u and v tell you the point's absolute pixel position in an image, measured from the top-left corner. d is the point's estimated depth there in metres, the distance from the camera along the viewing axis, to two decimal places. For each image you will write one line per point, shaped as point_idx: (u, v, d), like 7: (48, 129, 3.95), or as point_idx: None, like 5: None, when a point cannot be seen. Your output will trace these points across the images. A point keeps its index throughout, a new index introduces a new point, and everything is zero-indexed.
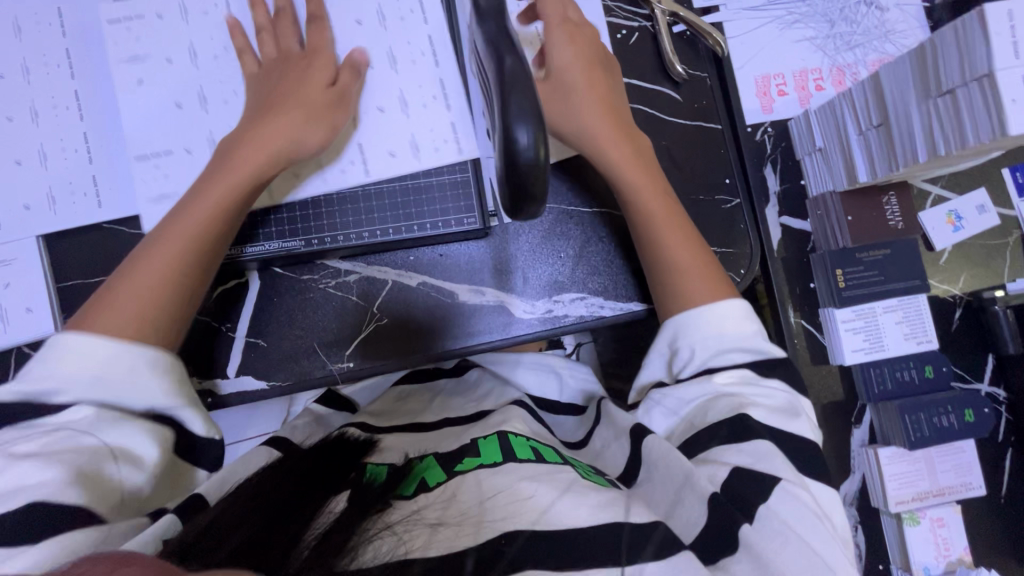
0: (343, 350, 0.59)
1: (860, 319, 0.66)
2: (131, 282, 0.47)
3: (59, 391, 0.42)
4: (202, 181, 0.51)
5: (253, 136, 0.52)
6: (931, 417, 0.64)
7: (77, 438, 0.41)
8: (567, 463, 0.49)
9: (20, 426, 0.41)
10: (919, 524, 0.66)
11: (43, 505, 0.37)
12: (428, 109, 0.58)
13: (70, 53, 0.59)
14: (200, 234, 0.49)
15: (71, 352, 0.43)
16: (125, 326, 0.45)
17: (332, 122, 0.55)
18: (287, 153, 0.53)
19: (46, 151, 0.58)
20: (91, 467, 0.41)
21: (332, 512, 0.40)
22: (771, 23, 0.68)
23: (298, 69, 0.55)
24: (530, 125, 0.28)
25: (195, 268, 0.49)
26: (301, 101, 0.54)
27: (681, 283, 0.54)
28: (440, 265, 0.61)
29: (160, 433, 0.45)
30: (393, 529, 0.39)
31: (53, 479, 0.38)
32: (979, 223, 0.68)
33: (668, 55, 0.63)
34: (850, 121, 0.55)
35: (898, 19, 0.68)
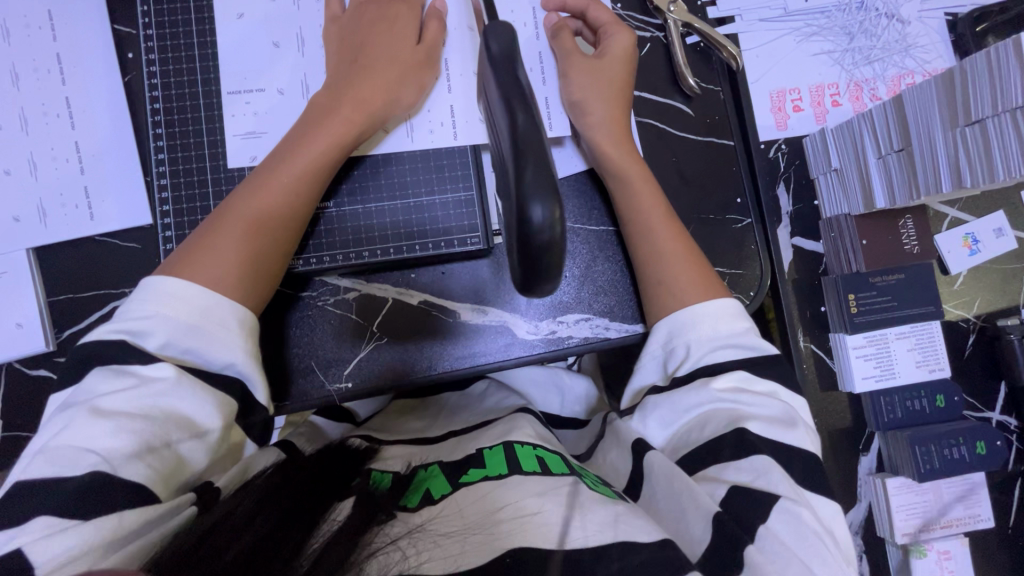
0: (342, 369, 0.58)
1: (872, 345, 0.64)
2: (223, 235, 0.46)
3: (150, 335, 0.41)
4: (289, 140, 0.50)
5: (355, 92, 0.52)
6: (942, 449, 0.63)
7: (157, 397, 0.39)
8: (575, 474, 0.46)
9: (104, 369, 0.40)
10: (927, 556, 0.66)
11: (101, 477, 0.35)
12: (435, 135, 0.57)
13: (61, 59, 0.57)
14: (291, 188, 0.49)
15: (161, 308, 0.42)
16: (221, 278, 0.44)
17: (419, 80, 0.55)
18: (387, 109, 0.53)
19: (36, 160, 0.56)
20: (160, 438, 0.38)
21: (337, 520, 0.36)
22: (787, 34, 0.66)
23: (383, 26, 0.54)
24: (546, 203, 0.28)
25: (285, 224, 0.49)
26: (396, 60, 0.53)
27: (669, 292, 0.53)
28: (442, 284, 0.59)
29: (228, 405, 0.42)
30: (397, 544, 0.35)
31: (118, 447, 0.36)
32: (996, 246, 0.67)
33: (681, 67, 0.61)
34: (869, 144, 0.54)
35: (919, 33, 0.66)
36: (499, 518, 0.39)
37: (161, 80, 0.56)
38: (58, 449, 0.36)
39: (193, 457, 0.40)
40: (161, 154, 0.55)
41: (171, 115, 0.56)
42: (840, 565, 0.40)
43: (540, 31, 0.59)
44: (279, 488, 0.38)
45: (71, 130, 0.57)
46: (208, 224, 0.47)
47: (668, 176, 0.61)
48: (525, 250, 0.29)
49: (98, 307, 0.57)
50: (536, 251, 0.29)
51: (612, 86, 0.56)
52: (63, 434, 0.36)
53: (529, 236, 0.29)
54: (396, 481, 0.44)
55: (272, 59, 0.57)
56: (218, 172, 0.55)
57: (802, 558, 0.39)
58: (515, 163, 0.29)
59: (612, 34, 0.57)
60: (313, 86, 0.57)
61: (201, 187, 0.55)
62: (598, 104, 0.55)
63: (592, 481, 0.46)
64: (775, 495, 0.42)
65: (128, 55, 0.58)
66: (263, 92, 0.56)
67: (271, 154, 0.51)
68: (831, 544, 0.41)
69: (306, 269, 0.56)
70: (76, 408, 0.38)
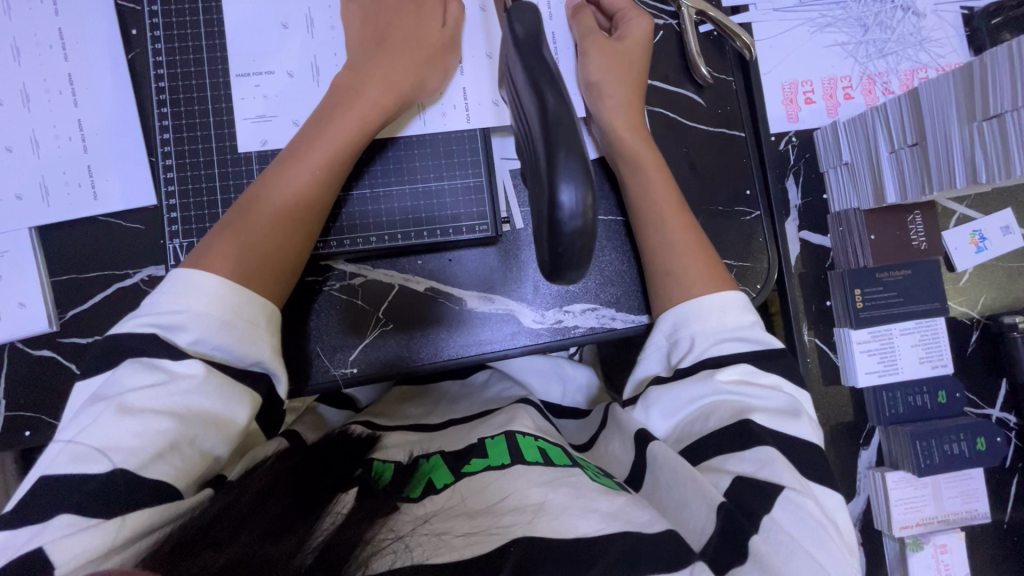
0: (347, 355, 0.57)
1: (876, 340, 0.65)
2: (253, 223, 0.46)
3: (183, 330, 0.40)
4: (313, 127, 0.50)
5: (382, 76, 0.51)
6: (942, 445, 0.63)
7: (185, 394, 0.39)
8: (577, 465, 0.46)
9: (135, 362, 0.39)
10: (922, 549, 0.66)
11: (127, 477, 0.35)
12: (448, 118, 0.57)
13: (63, 34, 0.56)
14: (320, 173, 0.48)
15: (196, 304, 0.41)
16: (253, 266, 0.45)
17: (443, 64, 0.54)
18: (414, 93, 0.53)
19: (38, 138, 0.55)
20: (187, 437, 0.38)
21: (339, 512, 0.37)
22: (802, 25, 0.65)
23: (408, 10, 0.54)
24: (578, 186, 0.28)
25: (314, 211, 0.49)
26: (419, 45, 0.53)
27: (676, 284, 0.53)
28: (449, 271, 0.59)
29: (254, 400, 0.42)
30: (404, 539, 0.36)
31: (145, 448, 0.36)
32: (1003, 243, 0.67)
33: (694, 56, 0.60)
34: (882, 138, 0.53)
35: (934, 26, 0.65)
36: (504, 507, 0.40)
37: (165, 58, 0.55)
38: (86, 445, 0.36)
39: (218, 452, 0.40)
40: (166, 135, 0.55)
41: (177, 95, 0.55)
42: (842, 555, 0.40)
43: (554, 12, 0.58)
44: (282, 478, 0.38)
45: (74, 108, 0.56)
46: (236, 211, 0.47)
47: (678, 166, 0.61)
48: (556, 238, 0.29)
49: (102, 288, 0.56)
50: (567, 237, 0.29)
51: (629, 72, 0.55)
52: (90, 429, 0.36)
53: (561, 223, 0.28)
54: (398, 472, 0.44)
55: (281, 39, 0.56)
56: (225, 154, 0.55)
57: (805, 549, 0.39)
58: (546, 151, 0.29)
59: (630, 18, 0.56)
60: (323, 68, 0.56)
61: (207, 168, 0.54)
62: (614, 90, 0.54)
63: (594, 473, 0.46)
64: (779, 485, 0.42)
65: (132, 32, 0.57)
66: (274, 74, 0.55)
67: (296, 139, 0.50)
68: (834, 535, 0.41)
69: (324, 254, 0.55)
70: (105, 403, 0.37)
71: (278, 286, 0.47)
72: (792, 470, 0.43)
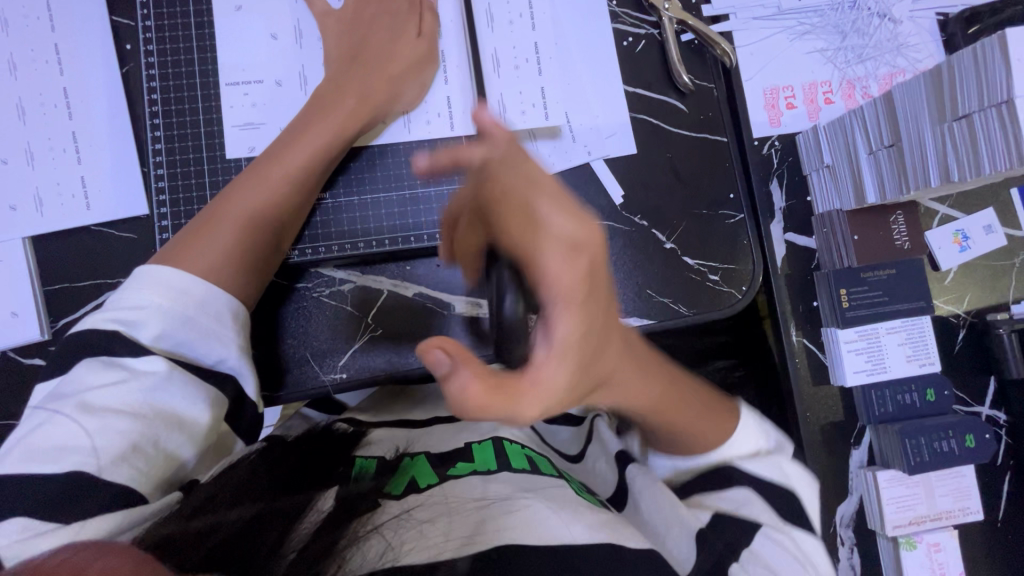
0: (335, 359, 0.58)
1: (863, 339, 0.65)
2: (225, 221, 0.47)
3: (144, 325, 0.41)
4: (295, 131, 0.52)
5: (359, 87, 0.54)
6: (931, 441, 0.63)
7: (147, 392, 0.39)
8: (562, 476, 0.48)
9: (94, 361, 0.40)
10: (916, 548, 0.66)
11: (84, 476, 0.35)
12: (432, 126, 0.58)
13: (59, 50, 0.57)
14: (293, 176, 0.50)
15: (156, 298, 0.42)
16: (226, 263, 0.45)
17: (421, 78, 0.57)
18: (388, 103, 0.56)
19: (32, 151, 0.56)
20: (149, 437, 0.38)
21: (320, 508, 0.35)
22: (781, 32, 0.67)
23: (385, 29, 0.57)
24: None
25: (286, 213, 0.50)
26: (398, 59, 0.56)
27: (685, 429, 0.46)
28: (436, 276, 0.60)
29: (217, 398, 0.42)
30: (381, 530, 0.34)
31: (102, 447, 0.36)
32: (986, 242, 0.67)
33: (674, 64, 0.62)
34: (860, 140, 0.54)
35: (911, 32, 0.67)
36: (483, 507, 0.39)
37: (158, 71, 0.56)
38: (43, 447, 0.36)
39: (182, 454, 0.40)
40: (158, 146, 0.55)
41: (169, 106, 0.56)
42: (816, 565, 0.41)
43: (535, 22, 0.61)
44: (260, 479, 0.37)
45: (69, 120, 0.57)
46: (209, 211, 0.48)
47: (662, 171, 0.62)
48: None
49: (94, 297, 0.57)
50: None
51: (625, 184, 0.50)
52: (48, 430, 0.37)
53: None
54: (380, 467, 0.44)
55: (271, 50, 0.57)
56: (214, 163, 0.56)
57: None
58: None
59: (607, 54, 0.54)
60: (311, 78, 0.57)
61: (197, 177, 0.55)
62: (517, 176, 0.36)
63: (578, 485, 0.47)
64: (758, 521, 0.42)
65: (126, 47, 0.58)
66: (262, 84, 0.57)
67: (273, 143, 0.52)
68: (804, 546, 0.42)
69: (300, 261, 0.56)
70: (65, 404, 0.38)
71: (248, 284, 0.48)
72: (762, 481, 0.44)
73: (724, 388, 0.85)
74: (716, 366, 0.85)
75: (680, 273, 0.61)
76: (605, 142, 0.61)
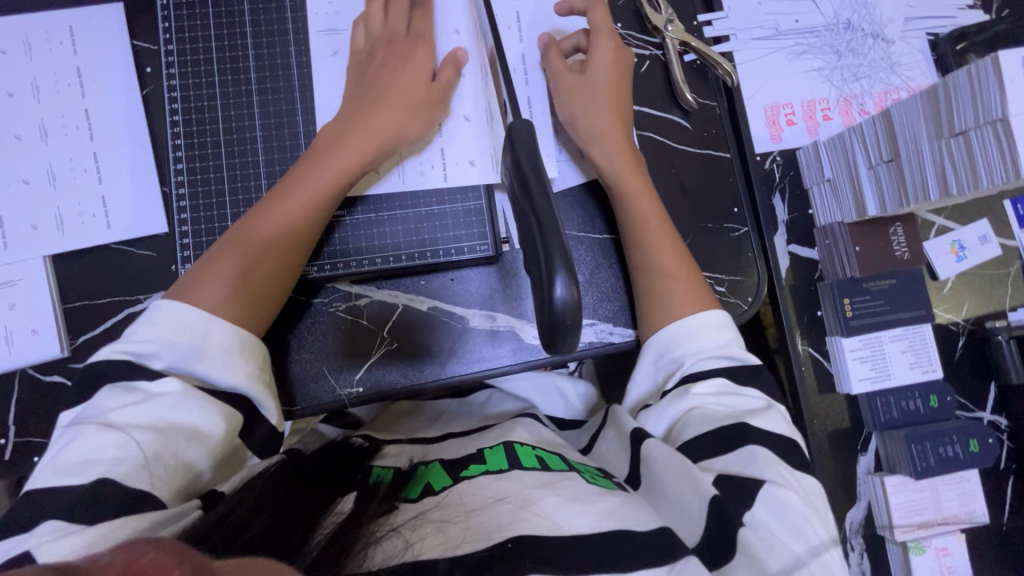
0: (352, 374, 0.59)
1: (867, 347, 0.67)
2: (230, 263, 0.48)
3: (154, 355, 0.42)
4: (304, 167, 0.52)
5: (363, 126, 0.53)
6: (937, 447, 0.65)
7: (164, 410, 0.41)
8: (572, 470, 0.47)
9: (113, 387, 0.42)
10: (925, 553, 0.67)
11: (110, 483, 0.37)
12: (449, 169, 0.58)
13: (81, 72, 0.59)
14: (296, 216, 0.51)
15: (164, 333, 0.43)
16: (228, 301, 0.46)
17: (429, 116, 0.56)
18: (393, 143, 0.54)
19: (54, 171, 0.57)
20: (168, 448, 0.40)
21: (341, 511, 0.37)
22: (779, 52, 0.69)
23: (398, 64, 0.56)
24: (566, 280, 0.29)
25: (290, 256, 0.51)
26: (406, 95, 0.55)
27: (670, 288, 0.55)
28: (451, 289, 0.61)
29: (230, 413, 0.43)
30: (398, 530, 0.36)
31: (125, 459, 0.38)
32: (982, 252, 0.70)
33: (679, 83, 0.64)
34: (860, 155, 0.57)
35: (903, 52, 0.70)
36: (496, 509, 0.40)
37: (180, 93, 0.58)
38: (68, 460, 0.38)
39: (199, 464, 0.41)
40: (179, 165, 0.57)
41: (191, 127, 0.57)
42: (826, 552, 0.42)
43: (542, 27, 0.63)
44: (287, 482, 0.40)
45: (90, 141, 0.58)
46: (214, 252, 0.49)
47: (669, 186, 0.64)
48: (551, 323, 0.31)
49: (112, 313, 0.57)
50: (558, 328, 0.30)
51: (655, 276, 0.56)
52: (73, 446, 0.39)
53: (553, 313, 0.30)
54: (396, 476, 0.44)
55: (292, 69, 0.59)
56: (235, 181, 0.57)
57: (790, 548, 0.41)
58: (543, 249, 0.30)
59: (598, 39, 0.59)
60: (329, 93, 0.59)
61: (218, 196, 0.57)
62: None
63: (591, 474, 0.47)
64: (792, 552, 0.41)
65: (147, 69, 0.60)
66: (283, 101, 0.58)
67: (279, 184, 0.52)
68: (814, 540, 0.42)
69: (319, 276, 0.57)
70: (87, 422, 0.40)
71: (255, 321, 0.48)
72: (776, 465, 0.44)
73: None
74: None
75: None
76: None
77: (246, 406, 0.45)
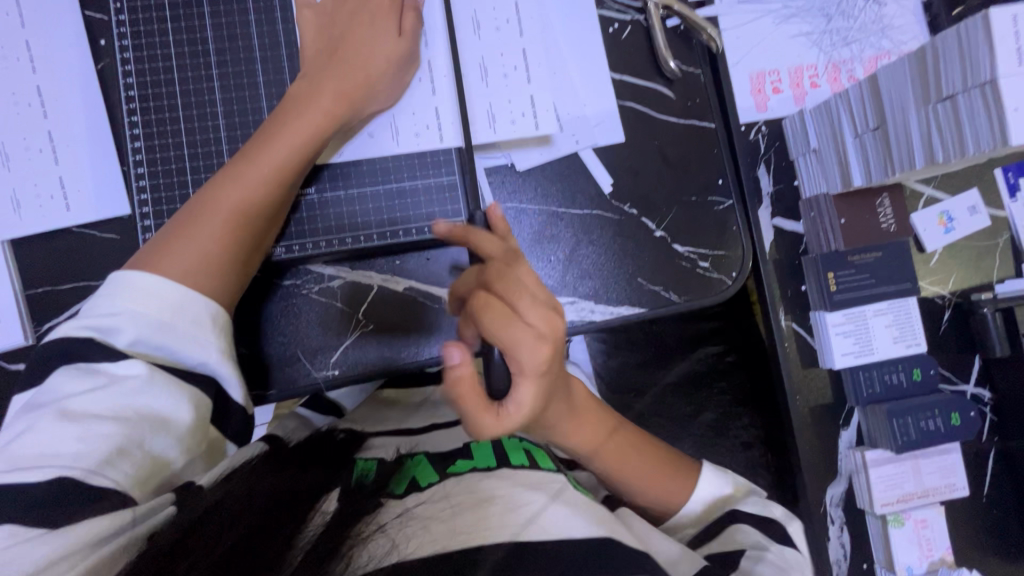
0: (327, 358, 0.58)
1: (851, 322, 0.66)
2: (203, 222, 0.46)
3: (120, 331, 0.41)
4: (272, 128, 0.50)
5: (335, 82, 0.52)
6: (918, 421, 0.65)
7: (128, 396, 0.39)
8: (558, 470, 0.47)
9: (72, 369, 0.40)
10: (903, 525, 0.68)
11: (70, 480, 0.35)
12: (421, 138, 0.57)
13: (30, 46, 0.56)
14: (269, 179, 0.49)
15: (129, 304, 0.42)
16: (198, 269, 0.45)
17: (401, 72, 0.55)
18: (365, 101, 0.54)
19: (7, 152, 0.55)
20: (134, 439, 0.38)
21: (325, 505, 0.34)
22: (766, 16, 0.66)
23: (364, 18, 0.54)
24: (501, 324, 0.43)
25: (266, 214, 0.49)
26: (378, 53, 0.53)
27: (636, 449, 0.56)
28: (427, 269, 0.59)
29: (197, 396, 0.42)
30: (387, 530, 0.33)
31: (86, 454, 0.36)
32: (971, 223, 0.68)
33: (661, 50, 0.61)
34: (846, 124, 0.54)
35: (896, 14, 0.67)
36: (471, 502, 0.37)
37: (134, 67, 0.55)
38: (22, 454, 0.36)
39: (167, 454, 0.40)
40: (138, 144, 0.54)
41: (147, 103, 0.55)
42: None
43: None
44: (264, 481, 0.36)
45: (44, 120, 0.55)
46: (183, 215, 0.47)
47: (650, 158, 0.62)
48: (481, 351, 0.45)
49: (77, 299, 0.56)
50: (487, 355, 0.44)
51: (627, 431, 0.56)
52: (27, 437, 0.36)
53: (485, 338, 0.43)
54: (381, 471, 0.41)
55: (252, 39, 0.56)
56: (198, 159, 0.55)
57: None
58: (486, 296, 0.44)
59: None
60: (293, 64, 0.56)
61: (179, 175, 0.54)
62: None
63: (575, 477, 0.47)
64: None
65: (101, 42, 0.57)
66: (245, 75, 0.56)
67: (250, 141, 0.50)
68: None
69: (287, 257, 0.55)
70: (45, 411, 0.38)
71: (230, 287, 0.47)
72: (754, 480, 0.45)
73: (717, 372, 0.87)
74: (708, 352, 0.88)
75: (670, 261, 0.61)
76: (593, 130, 0.61)
77: (214, 390, 0.44)
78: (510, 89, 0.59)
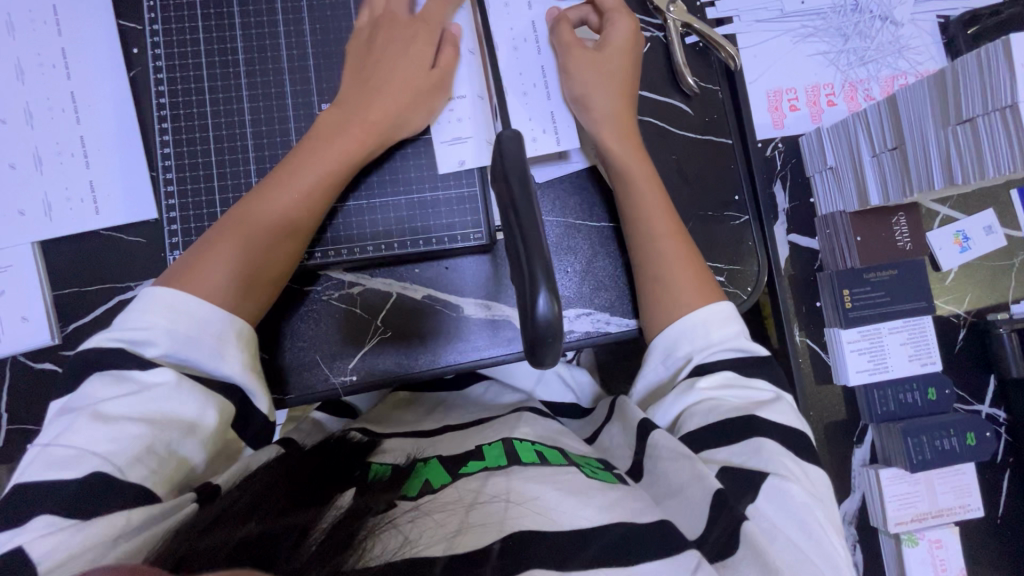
0: (346, 363, 0.58)
1: (866, 339, 0.66)
2: (226, 246, 0.47)
3: (149, 343, 0.42)
4: (303, 152, 0.51)
5: (365, 110, 0.53)
6: (933, 440, 0.64)
7: (157, 402, 0.40)
8: (572, 463, 0.45)
9: (104, 375, 0.40)
10: (918, 545, 0.67)
11: (103, 479, 0.36)
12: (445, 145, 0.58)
13: (66, 53, 0.57)
14: (296, 204, 0.50)
15: (161, 318, 0.42)
16: (224, 292, 0.45)
17: (430, 105, 0.56)
18: (396, 130, 0.55)
19: (41, 155, 0.56)
20: (163, 442, 0.39)
21: (341, 504, 0.36)
22: (783, 35, 0.67)
23: (397, 48, 0.55)
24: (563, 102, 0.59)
25: (292, 236, 0.50)
26: (410, 85, 0.54)
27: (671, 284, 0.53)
28: (445, 278, 0.60)
29: (223, 403, 0.42)
30: (399, 526, 0.35)
31: (116, 455, 0.37)
32: (986, 243, 0.69)
33: (679, 67, 0.62)
34: (864, 142, 0.55)
35: (912, 35, 0.67)
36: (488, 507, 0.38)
37: (166, 75, 0.56)
38: (58, 451, 0.37)
39: (193, 459, 0.40)
40: (167, 151, 0.56)
41: (178, 109, 0.56)
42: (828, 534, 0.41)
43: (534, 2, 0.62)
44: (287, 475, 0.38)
45: (76, 124, 0.57)
46: (207, 239, 0.47)
47: (667, 172, 0.62)
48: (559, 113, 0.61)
49: (104, 299, 0.57)
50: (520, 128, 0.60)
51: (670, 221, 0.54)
52: (62, 436, 0.37)
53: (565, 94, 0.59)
54: (393, 472, 0.42)
55: (281, 50, 0.57)
56: (225, 165, 0.56)
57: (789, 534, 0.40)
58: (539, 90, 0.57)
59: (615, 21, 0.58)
60: (319, 76, 0.57)
61: (206, 180, 0.56)
62: None
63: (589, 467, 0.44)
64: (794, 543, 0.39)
65: (134, 51, 0.59)
66: (272, 83, 0.57)
67: (278, 166, 0.52)
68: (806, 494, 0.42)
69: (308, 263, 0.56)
70: (78, 413, 0.39)
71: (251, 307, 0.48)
72: (781, 457, 0.43)
73: None
74: None
75: None
76: None
77: (239, 399, 0.44)
78: (529, 94, 0.60)
